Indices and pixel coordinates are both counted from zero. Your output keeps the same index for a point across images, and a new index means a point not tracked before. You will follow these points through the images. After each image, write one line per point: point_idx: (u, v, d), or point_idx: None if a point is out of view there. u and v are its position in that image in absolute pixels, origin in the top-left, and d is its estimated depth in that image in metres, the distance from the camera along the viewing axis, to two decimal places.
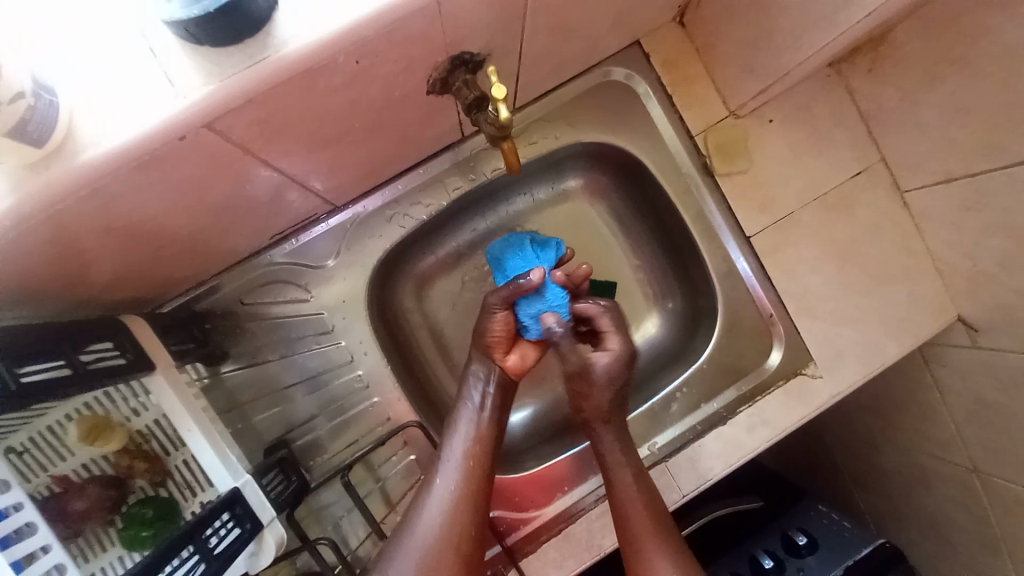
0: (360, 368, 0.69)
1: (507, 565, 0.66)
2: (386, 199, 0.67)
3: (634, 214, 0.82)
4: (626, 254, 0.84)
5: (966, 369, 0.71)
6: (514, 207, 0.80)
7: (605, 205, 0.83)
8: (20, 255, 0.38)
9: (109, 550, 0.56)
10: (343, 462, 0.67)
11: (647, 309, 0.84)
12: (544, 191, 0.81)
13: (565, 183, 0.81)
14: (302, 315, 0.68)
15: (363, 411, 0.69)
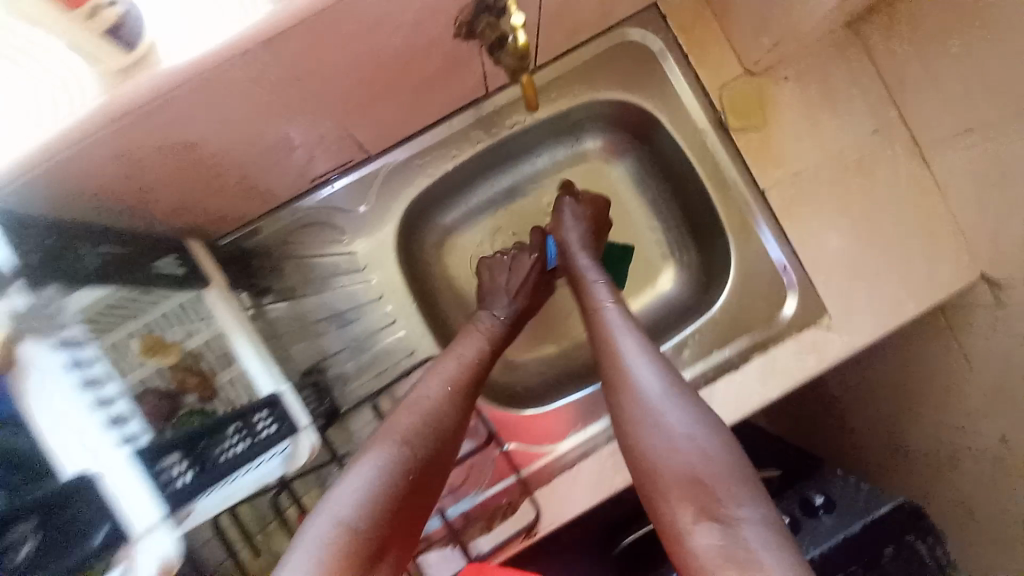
0: (387, 306, 0.74)
1: (519, 496, 0.69)
2: (414, 149, 0.73)
3: (650, 175, 0.85)
4: (643, 215, 0.87)
5: (991, 331, 0.70)
6: (535, 165, 0.84)
7: (622, 166, 0.86)
8: (109, 154, 0.46)
9: None
10: (370, 392, 0.72)
11: (662, 263, 0.87)
12: (563, 150, 0.85)
13: (583, 144, 0.85)
14: (336, 256, 0.73)
15: (396, 344, 0.74)
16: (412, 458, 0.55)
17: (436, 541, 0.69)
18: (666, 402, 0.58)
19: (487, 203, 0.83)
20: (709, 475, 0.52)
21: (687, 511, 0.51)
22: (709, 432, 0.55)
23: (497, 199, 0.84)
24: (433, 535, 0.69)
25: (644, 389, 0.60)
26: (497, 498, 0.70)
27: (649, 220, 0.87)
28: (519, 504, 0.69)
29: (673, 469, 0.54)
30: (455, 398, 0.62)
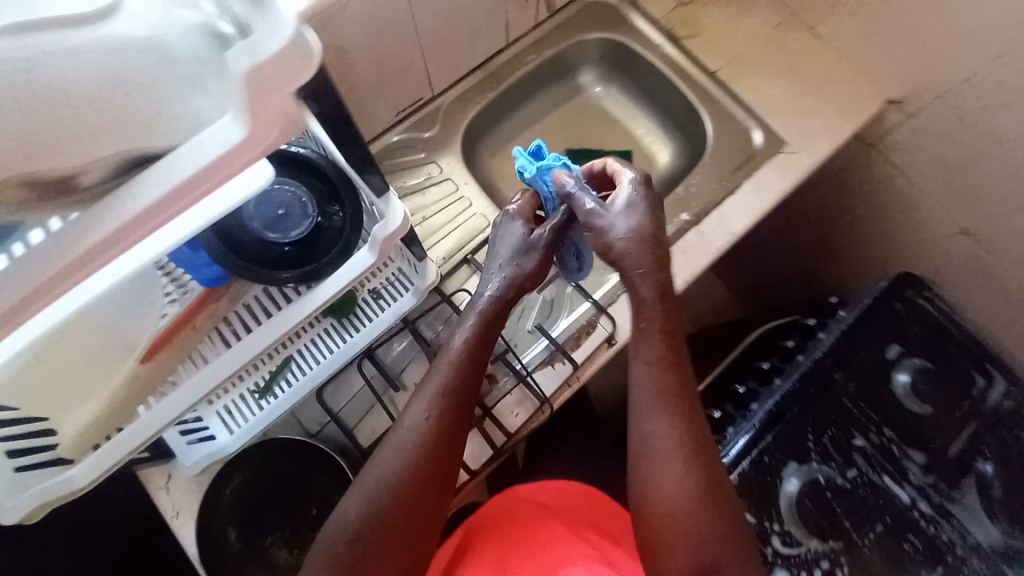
0: (464, 195, 0.94)
1: (599, 314, 0.84)
2: (462, 87, 1.00)
3: (634, 93, 1.12)
4: (636, 124, 1.13)
5: (917, 135, 0.95)
6: (548, 98, 1.11)
7: (614, 90, 1.13)
8: None
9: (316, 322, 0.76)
10: (464, 258, 0.87)
11: (655, 149, 1.12)
12: (566, 86, 1.12)
13: (580, 80, 1.13)
14: (418, 166, 0.95)
15: (475, 223, 0.92)
16: (423, 428, 0.60)
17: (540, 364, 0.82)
18: (657, 418, 0.59)
19: (518, 129, 1.08)
20: (678, 544, 0.55)
21: (669, 532, 0.56)
22: (691, 438, 0.59)
23: (525, 125, 1.09)
24: (539, 361, 0.82)
25: (652, 434, 0.59)
26: (582, 321, 0.84)
27: (642, 125, 1.12)
28: (598, 322, 0.84)
29: (653, 476, 0.58)
30: (455, 387, 0.63)
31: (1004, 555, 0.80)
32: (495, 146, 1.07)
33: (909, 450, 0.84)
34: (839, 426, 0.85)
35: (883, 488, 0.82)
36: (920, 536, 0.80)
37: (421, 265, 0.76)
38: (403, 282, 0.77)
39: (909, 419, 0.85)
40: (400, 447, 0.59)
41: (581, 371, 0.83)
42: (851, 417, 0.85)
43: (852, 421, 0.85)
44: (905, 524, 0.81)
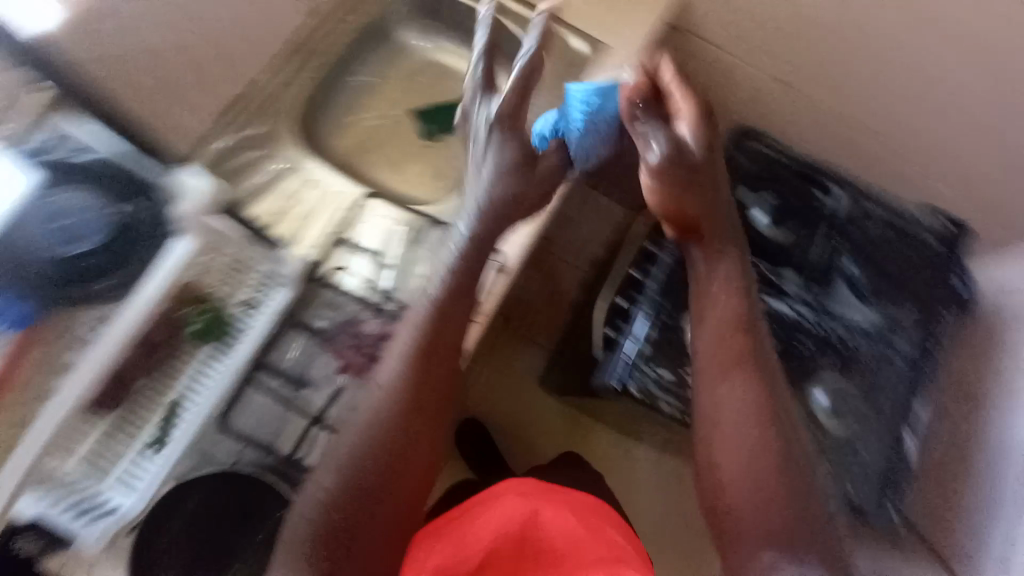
0: (318, 180, 0.91)
1: None
2: (270, 69, 0.90)
3: (458, 35, 1.06)
4: (470, 64, 1.07)
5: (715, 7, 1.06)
6: (371, 64, 1.05)
7: (437, 35, 1.06)
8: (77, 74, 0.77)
9: (196, 351, 0.75)
10: (333, 240, 0.85)
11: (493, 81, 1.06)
12: (387, 48, 1.06)
13: (400, 36, 1.07)
14: (254, 166, 0.89)
15: (324, 200, 0.89)
16: (382, 418, 0.67)
17: None
18: (738, 409, 0.71)
19: (351, 101, 1.03)
20: (740, 510, 0.66)
21: (727, 507, 0.68)
22: (758, 410, 0.70)
23: (357, 95, 1.04)
24: None
25: (722, 399, 0.72)
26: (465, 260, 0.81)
27: (475, 62, 1.07)
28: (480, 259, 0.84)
29: (725, 449, 0.70)
30: (416, 382, 0.69)
31: (884, 327, 0.93)
32: (331, 124, 1.00)
33: (784, 273, 0.94)
34: None
35: (770, 310, 0.93)
36: (811, 337, 0.92)
37: (270, 251, 0.80)
38: (271, 281, 0.79)
39: (775, 247, 0.95)
40: (364, 423, 0.67)
41: (483, 305, 0.79)
42: None
43: None
44: (798, 331, 0.92)
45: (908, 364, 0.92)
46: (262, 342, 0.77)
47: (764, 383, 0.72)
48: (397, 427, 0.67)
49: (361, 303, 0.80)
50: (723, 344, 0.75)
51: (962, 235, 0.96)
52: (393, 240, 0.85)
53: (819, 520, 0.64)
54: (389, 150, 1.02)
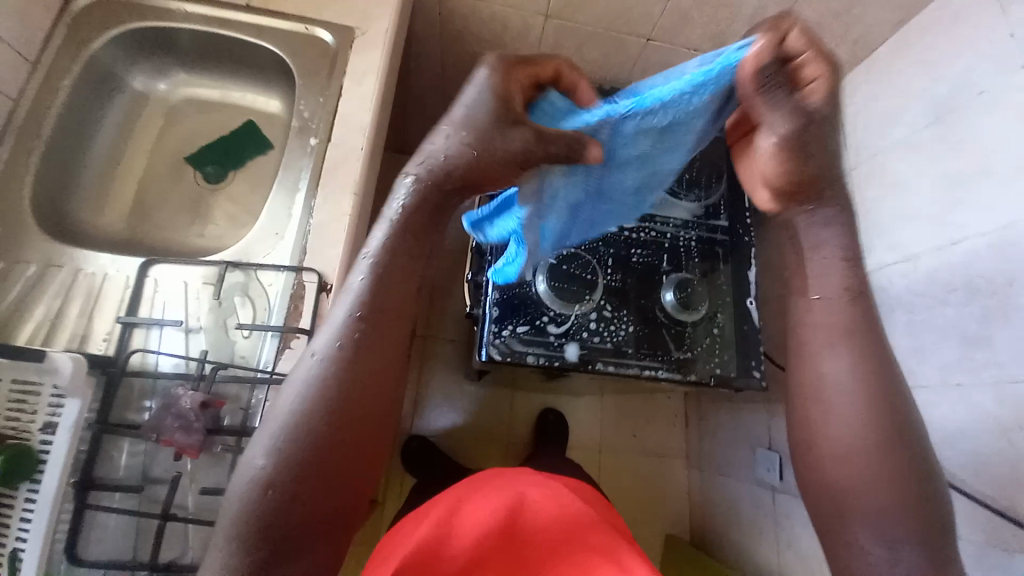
0: (87, 272, 0.79)
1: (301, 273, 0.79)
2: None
3: (199, 67, 1.02)
4: (225, 93, 1.04)
5: None
6: (112, 124, 0.97)
7: (174, 77, 1.03)
8: None
9: (11, 503, 0.65)
10: (126, 327, 0.76)
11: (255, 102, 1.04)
12: (124, 103, 0.99)
13: (134, 87, 1.00)
14: (4, 282, 0.76)
15: (97, 284, 0.78)
16: (278, 445, 0.55)
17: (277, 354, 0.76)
18: (842, 389, 0.63)
19: (106, 172, 0.96)
20: (843, 453, 0.62)
21: (846, 470, 0.62)
22: (877, 406, 0.62)
23: (112, 163, 0.97)
24: (275, 354, 0.76)
25: (838, 382, 0.63)
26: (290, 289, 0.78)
27: (230, 89, 1.04)
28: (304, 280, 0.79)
29: (833, 429, 0.63)
30: (339, 376, 0.57)
31: (701, 214, 0.97)
32: (89, 202, 0.92)
33: None
34: None
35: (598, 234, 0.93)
36: (640, 245, 0.93)
37: (39, 361, 0.66)
38: (63, 398, 0.68)
39: None
40: (264, 450, 0.55)
41: (319, 330, 0.77)
42: None
43: None
44: (629, 245, 0.93)
45: (731, 238, 0.96)
46: (69, 466, 0.66)
47: (879, 390, 0.63)
48: (371, 371, 0.58)
49: (185, 377, 0.74)
50: (803, 316, 0.67)
51: None
52: (199, 301, 0.79)
53: (924, 475, 0.62)
54: (176, 207, 0.97)
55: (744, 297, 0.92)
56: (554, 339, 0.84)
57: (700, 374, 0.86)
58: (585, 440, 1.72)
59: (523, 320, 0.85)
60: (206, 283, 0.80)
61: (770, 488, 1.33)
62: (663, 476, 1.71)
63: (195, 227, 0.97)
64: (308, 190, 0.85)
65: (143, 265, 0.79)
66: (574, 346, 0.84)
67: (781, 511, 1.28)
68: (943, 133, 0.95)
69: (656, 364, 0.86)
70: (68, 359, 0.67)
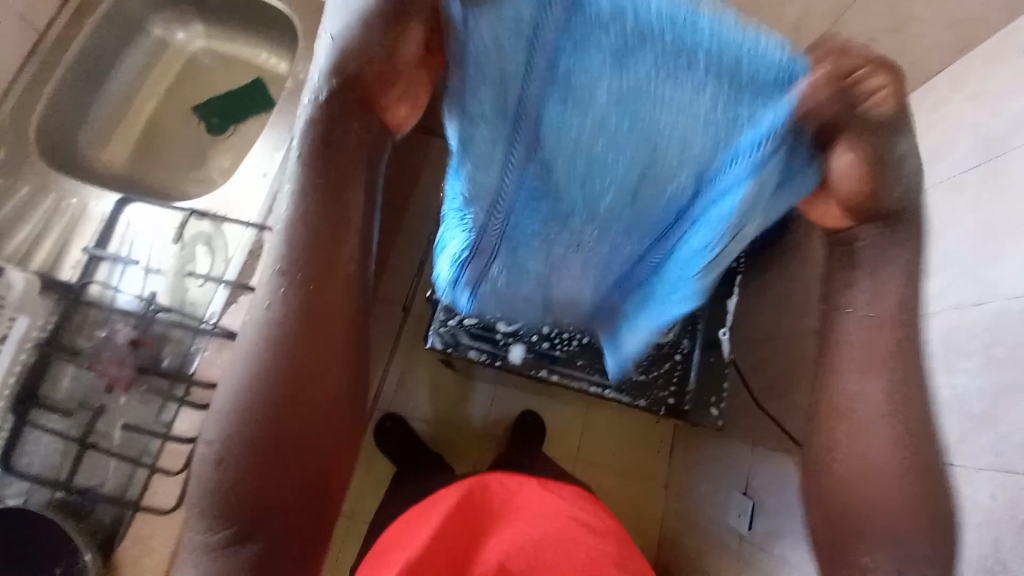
0: (68, 197, 0.83)
1: (262, 232, 0.79)
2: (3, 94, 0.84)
3: (220, 19, 1.05)
4: (240, 46, 1.07)
5: None
6: (131, 65, 1.01)
7: (196, 26, 1.05)
8: None
9: None
10: (89, 255, 0.79)
11: (263, 57, 1.06)
12: (147, 46, 1.02)
13: (157, 33, 1.03)
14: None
15: (77, 215, 0.82)
16: None
17: (223, 308, 0.77)
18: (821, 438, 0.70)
19: (120, 111, 1.00)
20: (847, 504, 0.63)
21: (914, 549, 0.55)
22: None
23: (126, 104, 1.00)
24: (221, 307, 0.77)
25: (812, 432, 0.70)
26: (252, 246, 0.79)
27: (244, 44, 1.06)
28: (261, 238, 0.79)
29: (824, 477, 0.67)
30: None
31: None
32: (97, 137, 0.97)
33: None
34: None
35: None
36: None
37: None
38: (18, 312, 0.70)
39: None
40: None
41: None
42: None
43: None
44: None
45: None
46: (18, 376, 0.71)
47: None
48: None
49: (132, 312, 0.76)
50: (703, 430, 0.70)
51: None
52: (163, 245, 0.80)
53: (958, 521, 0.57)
54: (177, 154, 1.01)
55: (718, 327, 0.84)
56: (501, 337, 0.81)
57: (651, 401, 0.82)
58: (563, 450, 1.64)
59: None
60: (174, 224, 0.81)
61: (740, 538, 1.22)
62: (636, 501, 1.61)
63: (191, 175, 1.00)
64: (286, 150, 0.85)
65: (119, 203, 0.82)
66: (521, 349, 0.81)
67: (745, 563, 1.18)
68: None
69: (606, 381, 0.81)
70: (22, 278, 0.71)
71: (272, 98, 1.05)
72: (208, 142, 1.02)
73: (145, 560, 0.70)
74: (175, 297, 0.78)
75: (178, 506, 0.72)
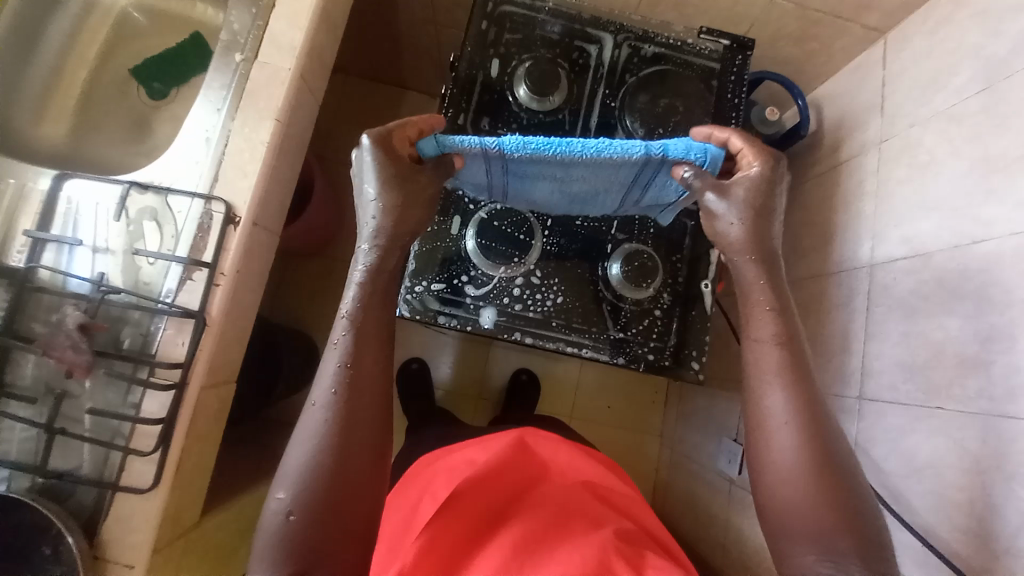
0: (9, 177, 0.78)
1: (213, 205, 0.75)
2: None
3: None
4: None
5: None
6: (56, 26, 0.92)
7: None
8: None
9: None
10: (33, 237, 0.75)
11: (196, 10, 0.98)
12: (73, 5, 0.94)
13: None
14: None
15: (17, 194, 0.77)
16: (312, 459, 0.58)
17: (179, 287, 0.73)
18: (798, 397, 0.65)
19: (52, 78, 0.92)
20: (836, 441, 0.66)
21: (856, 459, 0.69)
22: (813, 429, 0.61)
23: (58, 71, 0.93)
24: (176, 285, 0.73)
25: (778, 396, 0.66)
26: (205, 220, 0.75)
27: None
28: (211, 210, 0.75)
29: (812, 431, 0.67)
30: (359, 400, 0.61)
31: None
32: (27, 106, 0.89)
33: None
34: None
35: None
36: None
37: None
38: None
39: (543, 120, 0.85)
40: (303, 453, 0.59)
41: (222, 264, 0.74)
42: None
43: None
44: None
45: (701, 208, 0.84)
46: None
47: (816, 416, 0.62)
48: (362, 442, 0.60)
49: (85, 296, 0.72)
50: (750, 360, 0.66)
51: (740, 60, 0.89)
52: (107, 224, 0.76)
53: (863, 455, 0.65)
54: (117, 124, 0.97)
55: (697, 280, 0.81)
56: (470, 302, 0.80)
57: (631, 357, 0.79)
58: (558, 406, 1.65)
59: (439, 277, 0.80)
60: (118, 201, 0.76)
61: (729, 482, 1.24)
62: (631, 454, 1.64)
63: (134, 146, 0.96)
64: (226, 112, 0.79)
65: (56, 178, 0.77)
66: (491, 313, 0.79)
67: (733, 506, 1.21)
68: (992, 103, 0.79)
69: (583, 340, 0.79)
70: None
71: (211, 51, 0.97)
72: (150, 109, 0.99)
73: (132, 540, 0.69)
74: (131, 278, 0.74)
75: (157, 485, 0.70)
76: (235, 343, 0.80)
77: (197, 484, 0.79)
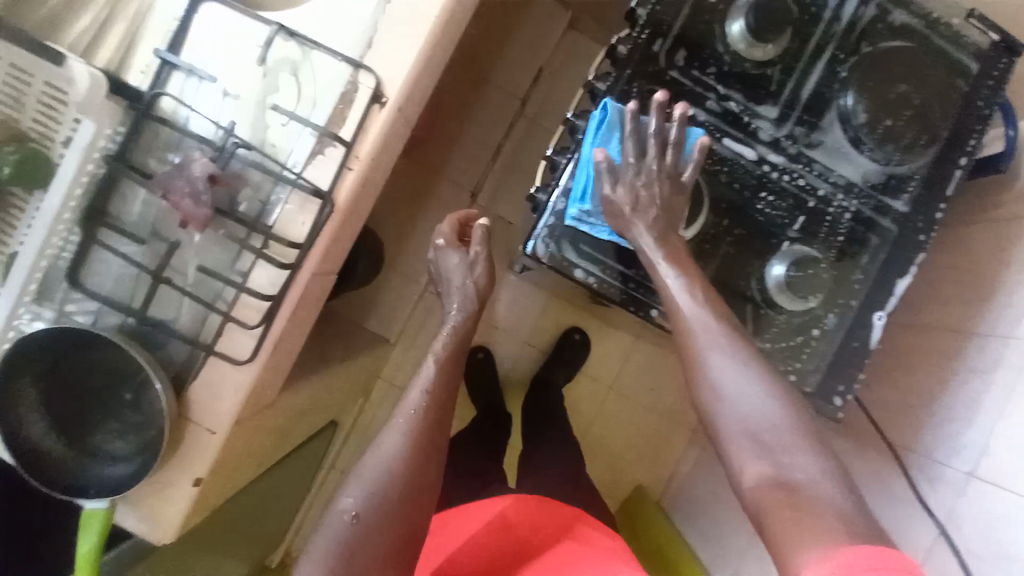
0: None
1: (367, 78, 0.66)
2: None
3: None
4: None
5: None
6: None
7: None
8: None
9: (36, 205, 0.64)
10: (162, 61, 0.66)
11: None
12: None
13: None
14: None
15: (151, 8, 0.67)
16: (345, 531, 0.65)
17: (311, 158, 0.66)
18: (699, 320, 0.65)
19: None
20: (768, 395, 0.60)
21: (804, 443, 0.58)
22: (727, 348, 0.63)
23: None
24: (305, 156, 0.66)
25: (692, 320, 0.66)
26: (351, 91, 0.66)
27: None
28: (359, 80, 0.66)
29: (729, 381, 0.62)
30: (416, 470, 0.68)
31: (877, 182, 0.72)
32: None
33: (757, 109, 0.71)
34: (674, 103, 0.71)
35: (731, 157, 0.71)
36: (776, 193, 0.72)
37: (57, 66, 0.60)
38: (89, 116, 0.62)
39: (749, 71, 0.71)
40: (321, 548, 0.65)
41: (360, 148, 0.66)
42: (685, 87, 0.71)
43: (686, 96, 0.71)
44: (763, 184, 0.72)
45: (900, 229, 0.72)
46: (87, 187, 0.65)
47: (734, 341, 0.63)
48: (399, 523, 0.66)
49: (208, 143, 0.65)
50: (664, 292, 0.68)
51: (1005, 63, 0.73)
52: (241, 66, 0.66)
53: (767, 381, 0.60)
54: None
55: (873, 308, 0.72)
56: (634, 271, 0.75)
57: (767, 371, 0.72)
58: (601, 375, 1.61)
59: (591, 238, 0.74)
60: (258, 46, 0.66)
61: None
62: (642, 468, 1.61)
63: None
64: None
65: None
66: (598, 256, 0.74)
67: None
68: None
69: None
70: (86, 74, 0.60)
71: None
72: None
73: (217, 409, 0.68)
74: (257, 137, 0.66)
75: (251, 360, 0.67)
76: (350, 232, 0.74)
77: (282, 366, 0.77)
